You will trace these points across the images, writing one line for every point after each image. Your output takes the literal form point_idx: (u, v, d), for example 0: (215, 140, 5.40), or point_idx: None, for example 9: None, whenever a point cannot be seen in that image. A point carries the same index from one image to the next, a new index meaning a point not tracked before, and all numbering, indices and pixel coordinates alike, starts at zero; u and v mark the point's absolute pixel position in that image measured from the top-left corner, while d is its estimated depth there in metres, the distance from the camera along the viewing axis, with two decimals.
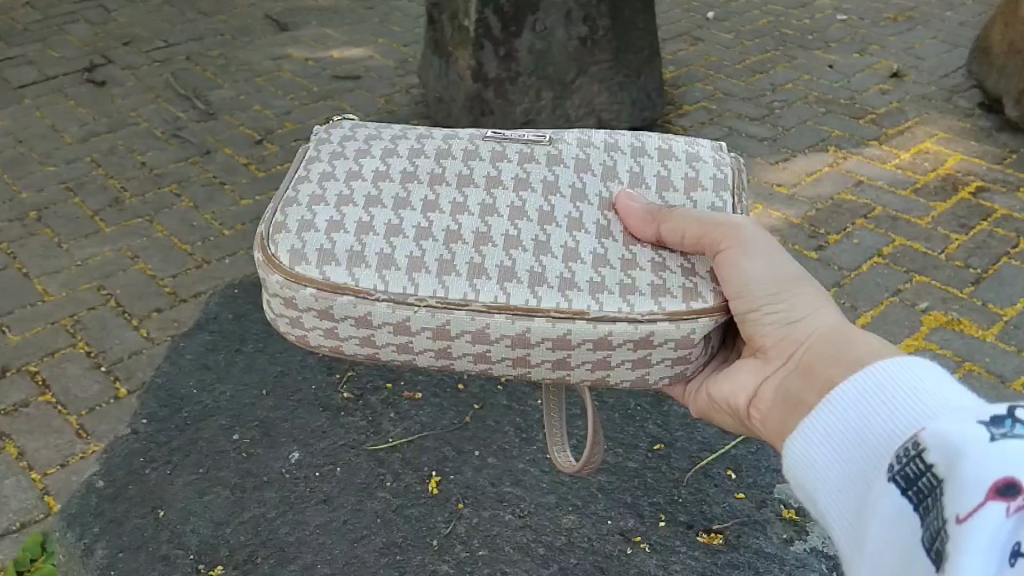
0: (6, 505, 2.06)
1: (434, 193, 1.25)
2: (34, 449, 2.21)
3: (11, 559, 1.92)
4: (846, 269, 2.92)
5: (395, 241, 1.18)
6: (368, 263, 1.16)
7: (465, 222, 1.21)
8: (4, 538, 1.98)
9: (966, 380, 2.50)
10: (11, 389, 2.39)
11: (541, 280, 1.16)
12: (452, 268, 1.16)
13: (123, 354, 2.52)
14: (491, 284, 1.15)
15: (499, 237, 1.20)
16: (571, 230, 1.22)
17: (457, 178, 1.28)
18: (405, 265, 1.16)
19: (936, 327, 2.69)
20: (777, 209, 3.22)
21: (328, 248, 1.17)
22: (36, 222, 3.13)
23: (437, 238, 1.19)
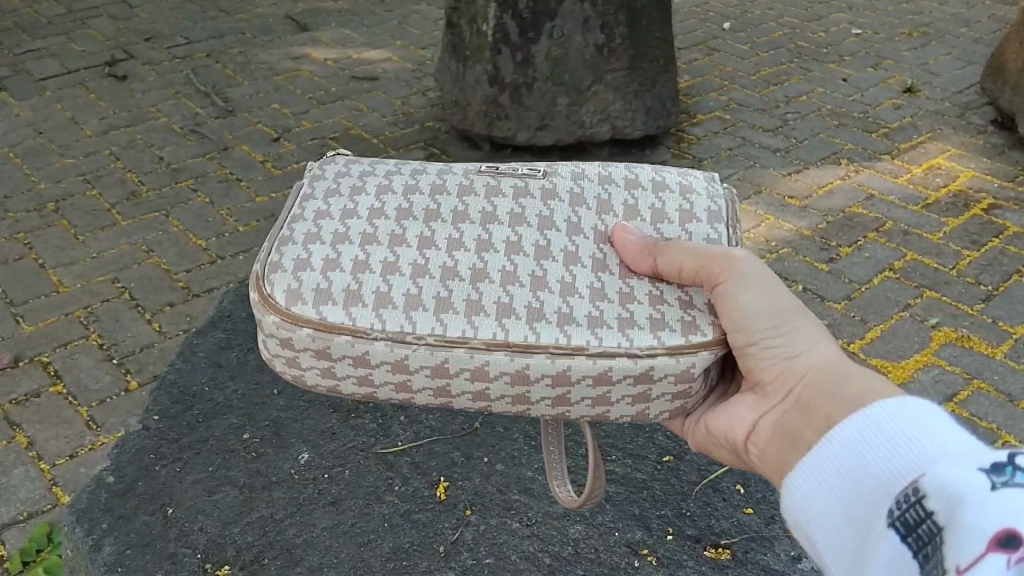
0: (16, 494, 2.07)
1: (431, 228, 1.25)
2: (44, 439, 2.22)
3: (17, 549, 1.94)
4: (857, 283, 2.92)
5: (393, 276, 1.18)
6: (364, 300, 1.16)
7: (464, 256, 1.22)
8: (11, 528, 1.99)
9: (974, 398, 2.48)
10: (23, 379, 2.41)
11: (538, 315, 1.16)
12: (449, 302, 1.16)
13: (135, 347, 2.53)
14: (488, 319, 1.15)
15: (499, 273, 1.20)
16: (569, 263, 1.22)
17: (454, 212, 1.28)
18: (402, 301, 1.16)
19: (945, 343, 2.68)
20: (788, 220, 3.23)
21: (324, 287, 1.17)
22: (54, 213, 3.16)
23: (436, 273, 1.19)
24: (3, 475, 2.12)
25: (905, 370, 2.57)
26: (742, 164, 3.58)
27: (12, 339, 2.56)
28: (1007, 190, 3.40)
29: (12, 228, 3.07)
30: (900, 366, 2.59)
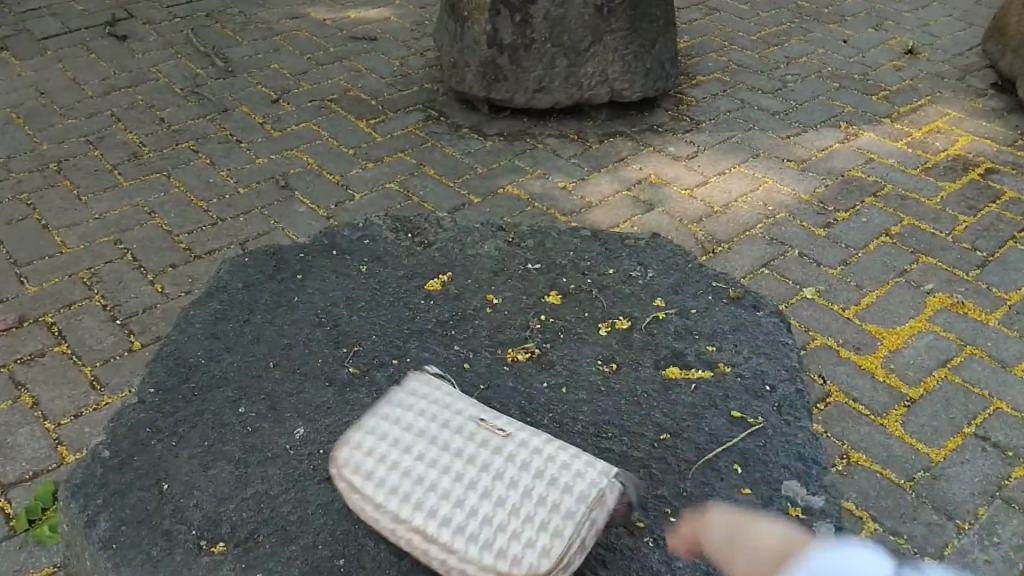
0: (23, 452, 2.13)
1: (493, 457, 1.26)
2: (49, 398, 2.27)
3: (23, 507, 1.99)
4: (853, 248, 2.90)
5: (435, 480, 1.24)
6: (398, 491, 1.24)
7: (495, 493, 1.22)
8: (17, 487, 2.05)
9: (967, 364, 2.49)
10: (28, 338, 2.44)
11: (517, 556, 1.17)
12: (454, 525, 1.20)
13: (138, 307, 2.55)
14: (474, 548, 1.18)
15: (515, 515, 1.19)
16: (567, 530, 1.18)
17: (530, 449, 1.27)
18: (425, 505, 1.22)
19: (940, 309, 2.67)
20: (786, 183, 3.20)
21: (385, 460, 1.27)
22: (56, 173, 3.13)
23: (463, 496, 1.22)
24: (10, 434, 2.17)
25: (899, 336, 2.58)
26: (741, 127, 3.54)
27: (18, 299, 2.57)
28: (1005, 154, 3.36)
29: (14, 188, 3.04)
30: (895, 332, 2.60)
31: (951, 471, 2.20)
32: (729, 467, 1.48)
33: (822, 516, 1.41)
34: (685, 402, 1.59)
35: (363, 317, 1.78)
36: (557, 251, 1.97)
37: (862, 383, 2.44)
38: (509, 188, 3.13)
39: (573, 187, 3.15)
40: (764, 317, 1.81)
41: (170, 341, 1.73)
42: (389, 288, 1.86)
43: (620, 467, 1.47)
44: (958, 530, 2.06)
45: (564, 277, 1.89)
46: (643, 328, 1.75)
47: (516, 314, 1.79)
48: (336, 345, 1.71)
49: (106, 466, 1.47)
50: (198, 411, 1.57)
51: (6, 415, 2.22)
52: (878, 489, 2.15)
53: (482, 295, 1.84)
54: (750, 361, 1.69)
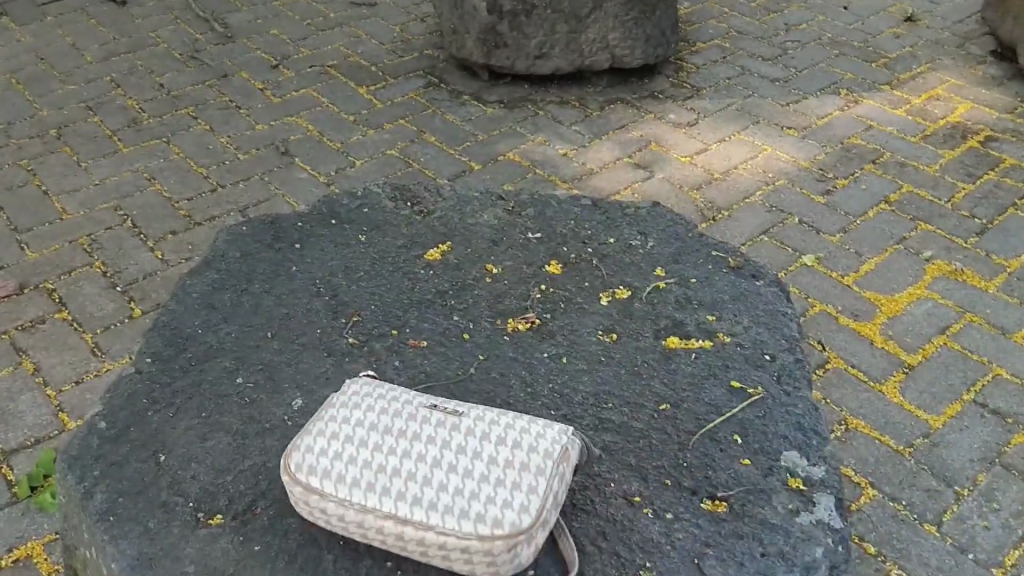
0: (25, 419, 2.13)
1: (452, 434, 1.23)
2: (50, 365, 2.26)
3: (25, 474, 2.01)
4: (852, 215, 2.88)
5: (397, 466, 1.19)
6: (360, 483, 1.18)
7: (461, 467, 1.19)
8: (19, 454, 2.06)
9: (967, 331, 2.48)
10: (28, 305, 2.43)
11: (490, 529, 1.13)
12: (426, 503, 1.16)
13: (138, 275, 2.54)
14: (452, 520, 1.14)
15: (481, 480, 1.18)
16: (541, 486, 1.17)
17: (485, 420, 1.25)
18: (392, 491, 1.17)
19: (938, 276, 2.66)
20: (786, 150, 3.17)
21: (338, 454, 1.21)
22: (56, 139, 3.10)
23: (430, 475, 1.18)
24: (11, 400, 2.17)
25: (898, 303, 2.57)
26: (741, 94, 3.49)
27: (18, 265, 2.56)
28: (1005, 122, 3.32)
29: (14, 154, 3.02)
30: (893, 299, 2.58)
31: (949, 439, 2.19)
32: (729, 437, 1.47)
33: (821, 487, 1.41)
34: (686, 372, 1.58)
35: (362, 286, 1.77)
36: (557, 220, 1.94)
37: (861, 350, 2.43)
38: (509, 155, 3.10)
39: (574, 154, 3.12)
40: (764, 287, 1.79)
41: (167, 311, 1.72)
42: (388, 258, 1.84)
43: (621, 437, 1.46)
44: (956, 497, 2.06)
45: (565, 246, 1.87)
46: (644, 298, 1.73)
47: (516, 284, 1.77)
48: (334, 315, 1.70)
49: (103, 436, 1.46)
50: (195, 381, 1.56)
51: (8, 382, 2.22)
52: (876, 457, 2.15)
53: (482, 264, 1.82)
54: (750, 332, 1.67)
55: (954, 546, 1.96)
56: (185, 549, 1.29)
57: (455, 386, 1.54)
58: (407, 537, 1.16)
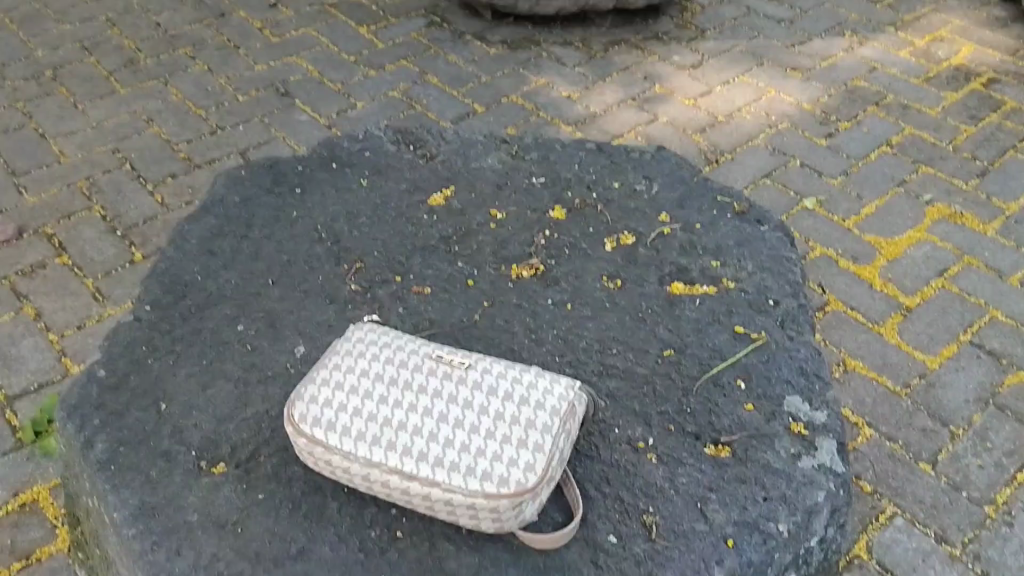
0: (27, 364, 2.13)
1: (458, 388, 1.22)
2: (52, 310, 2.25)
3: (30, 418, 2.02)
4: (854, 157, 2.84)
5: (403, 419, 1.18)
6: (366, 436, 1.18)
7: (468, 423, 1.18)
8: (23, 398, 2.06)
9: (965, 274, 2.48)
10: (28, 250, 2.41)
11: (495, 485, 1.13)
12: (431, 458, 1.15)
13: (138, 219, 2.51)
14: (458, 477, 1.14)
15: (487, 436, 1.17)
16: (547, 444, 1.17)
17: (492, 372, 1.24)
18: (398, 445, 1.16)
19: (939, 219, 2.64)
20: (790, 93, 3.11)
21: (343, 406, 1.20)
22: (53, 81, 3.04)
23: (437, 430, 1.17)
24: (13, 345, 2.17)
25: (897, 246, 2.55)
26: (746, 35, 3.42)
27: (17, 210, 2.53)
28: (1008, 65, 3.26)
29: (11, 97, 2.96)
30: (893, 243, 2.57)
31: (945, 379, 2.22)
32: (732, 382, 1.46)
33: (824, 431, 1.40)
34: (690, 317, 1.56)
35: (363, 232, 1.74)
36: (562, 165, 1.91)
37: (860, 293, 2.43)
38: (511, 97, 3.05)
39: (578, 96, 3.07)
40: (770, 231, 1.77)
41: (167, 256, 1.69)
42: (390, 204, 1.81)
43: (625, 383, 1.45)
44: (951, 437, 2.10)
45: (570, 191, 1.84)
46: (649, 243, 1.71)
47: (520, 230, 1.74)
48: (336, 262, 1.67)
49: (103, 385, 1.45)
50: (196, 329, 1.54)
51: (9, 327, 2.21)
52: (872, 397, 2.18)
53: (485, 210, 1.80)
54: (756, 277, 1.66)
55: (949, 485, 2.02)
56: (188, 497, 1.29)
57: (459, 333, 1.53)
58: (412, 492, 1.16)
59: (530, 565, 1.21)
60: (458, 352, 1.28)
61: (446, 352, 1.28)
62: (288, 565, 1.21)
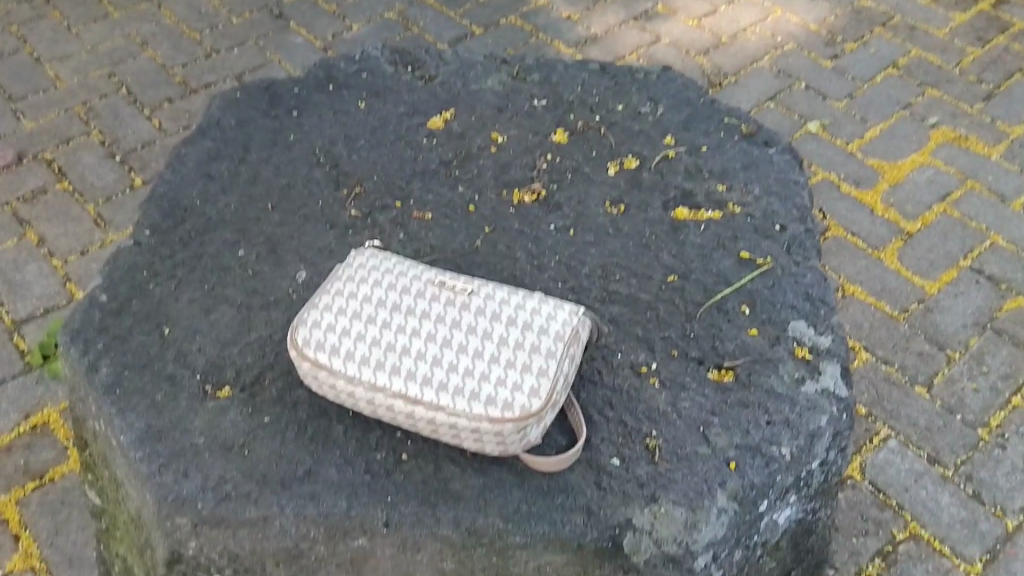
0: (32, 289, 2.17)
1: (461, 313, 1.21)
2: (54, 235, 2.27)
3: (37, 343, 2.07)
4: (859, 80, 2.79)
5: (406, 344, 1.18)
6: (370, 361, 1.18)
7: (471, 347, 1.18)
8: (30, 323, 2.12)
9: (967, 198, 2.45)
10: (28, 176, 2.40)
11: (499, 409, 1.14)
12: (435, 383, 1.16)
13: (137, 144, 2.49)
14: (462, 401, 1.14)
15: (490, 360, 1.17)
16: (551, 368, 1.17)
17: (495, 298, 1.23)
18: (402, 370, 1.17)
19: (943, 143, 2.60)
20: (797, 13, 3.04)
21: (346, 331, 1.20)
22: (44, 3, 2.97)
23: (440, 355, 1.17)
24: (18, 270, 2.20)
25: (901, 171, 2.53)
26: None
27: (14, 135, 2.50)
28: None
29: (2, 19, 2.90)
30: (896, 167, 2.54)
31: (943, 304, 2.22)
32: (736, 308, 1.45)
33: (827, 356, 1.40)
34: (695, 243, 1.55)
35: (363, 156, 1.72)
36: (564, 87, 1.88)
37: (861, 218, 2.41)
38: (512, 18, 2.98)
39: (579, 17, 2.99)
40: (775, 155, 1.75)
41: (165, 181, 1.67)
42: (389, 127, 1.78)
43: (628, 309, 1.45)
44: (947, 361, 2.12)
45: (572, 114, 1.81)
46: (653, 168, 1.69)
47: (522, 154, 1.72)
48: (335, 187, 1.65)
49: (105, 310, 1.45)
50: (196, 254, 1.53)
51: (13, 253, 2.23)
52: (870, 321, 2.19)
53: (486, 133, 1.77)
54: (761, 202, 1.64)
55: (944, 408, 2.04)
56: (194, 421, 1.29)
57: (461, 259, 1.52)
58: (417, 416, 1.17)
59: (533, 487, 1.22)
60: (461, 277, 1.27)
61: (448, 277, 1.27)
62: (295, 487, 1.22)
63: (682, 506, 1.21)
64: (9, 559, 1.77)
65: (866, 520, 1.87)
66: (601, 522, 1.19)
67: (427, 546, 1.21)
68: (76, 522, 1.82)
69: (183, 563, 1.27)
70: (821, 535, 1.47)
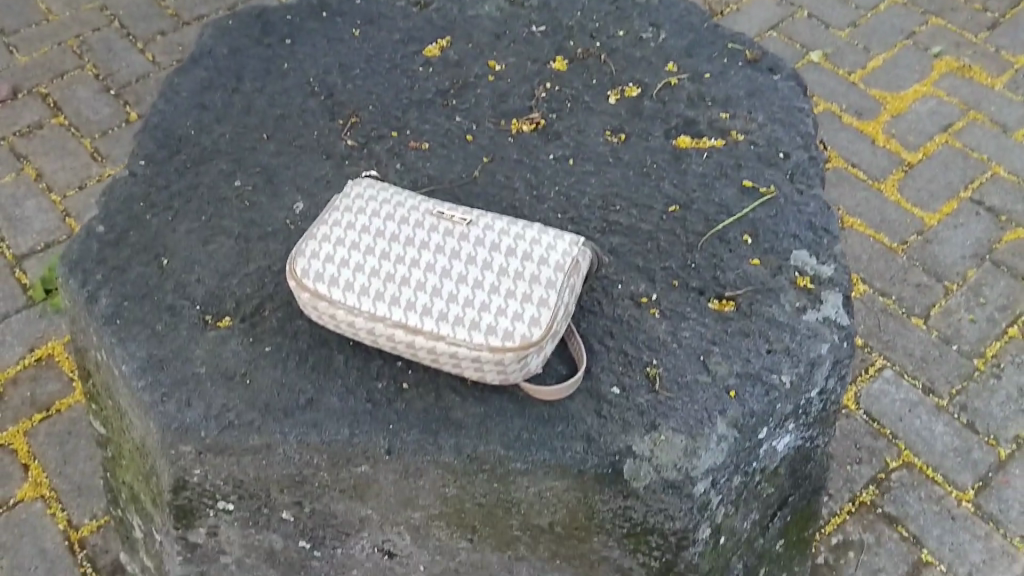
0: (32, 224, 2.17)
1: (461, 244, 1.21)
2: (52, 170, 2.26)
3: (39, 277, 2.08)
4: (863, 8, 2.74)
5: (406, 275, 1.18)
6: (370, 291, 1.17)
7: (471, 278, 1.17)
8: (30, 258, 2.12)
9: (968, 129, 2.43)
10: (24, 111, 2.37)
11: (500, 338, 1.14)
12: (435, 313, 1.15)
13: (132, 78, 2.45)
14: (462, 331, 1.14)
15: (491, 291, 1.16)
16: (551, 298, 1.16)
17: (494, 228, 1.22)
18: (401, 300, 1.16)
19: (946, 73, 2.57)
20: None
21: (344, 262, 1.19)
22: None
23: (440, 285, 1.17)
24: (17, 206, 2.20)
25: (903, 101, 2.50)
26: None
27: (8, 69, 2.46)
28: None
29: None
30: (898, 97, 2.51)
31: (942, 236, 2.22)
32: (738, 238, 1.44)
33: (829, 285, 1.40)
34: (696, 172, 1.54)
35: (358, 85, 1.69)
36: (563, 14, 1.84)
37: (862, 150, 2.39)
38: None
39: None
40: (777, 83, 1.72)
41: (158, 111, 1.64)
42: (385, 54, 1.75)
43: (628, 239, 1.44)
44: (945, 292, 2.12)
45: (571, 41, 1.77)
46: (654, 96, 1.66)
47: (520, 82, 1.69)
48: (331, 116, 1.63)
49: (102, 241, 1.44)
50: (192, 185, 1.52)
51: (11, 189, 2.22)
52: (869, 253, 2.18)
53: (483, 61, 1.73)
54: (765, 130, 1.62)
55: (940, 339, 2.05)
56: (195, 350, 1.30)
57: (460, 189, 1.50)
58: (417, 346, 1.17)
59: (534, 415, 1.23)
60: (460, 208, 1.26)
61: (448, 207, 1.26)
62: (297, 415, 1.23)
63: (682, 433, 1.22)
64: (19, 488, 1.81)
65: (860, 448, 1.90)
66: (602, 449, 1.21)
67: (429, 472, 1.22)
68: (83, 452, 1.86)
69: (188, 489, 1.28)
70: (819, 462, 1.48)
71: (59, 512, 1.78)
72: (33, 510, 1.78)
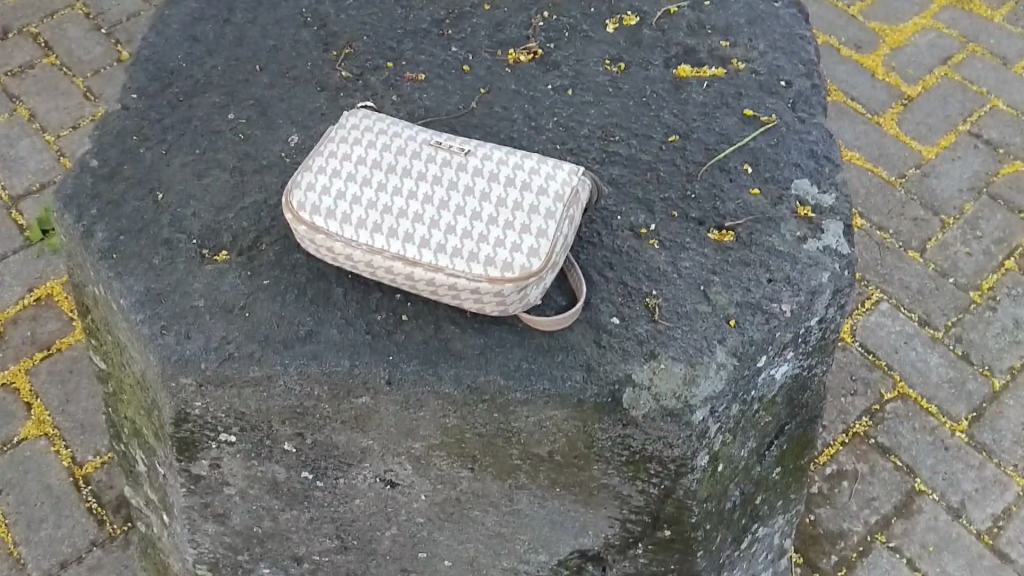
0: (27, 164, 2.15)
1: (458, 175, 1.19)
2: (46, 111, 2.22)
3: (35, 218, 2.06)
4: None
5: (403, 207, 1.17)
6: (367, 224, 1.16)
7: (469, 209, 1.16)
8: (26, 199, 2.10)
9: (968, 62, 2.39)
10: (15, 50, 2.33)
11: (498, 270, 1.13)
12: (433, 244, 1.15)
13: (123, 15, 2.40)
14: (461, 262, 1.14)
15: (489, 222, 1.15)
16: (551, 229, 1.15)
17: (492, 160, 1.21)
18: (399, 232, 1.15)
19: (946, 5, 2.52)
20: None
21: (341, 195, 1.18)
22: None
23: (438, 216, 1.16)
24: (11, 147, 2.17)
25: (902, 34, 2.45)
26: None
27: None
28: None
29: None
30: (898, 30, 2.46)
31: (940, 169, 2.20)
32: (739, 167, 1.43)
33: (831, 215, 1.39)
34: (697, 102, 1.52)
35: (351, 15, 1.65)
36: None
37: (861, 83, 2.36)
38: None
39: None
40: (778, 11, 1.68)
41: (149, 44, 1.61)
42: None
43: (627, 170, 1.42)
44: (942, 225, 2.11)
45: None
46: (654, 24, 1.63)
47: (516, 11, 1.65)
48: (324, 48, 1.60)
49: (96, 176, 1.42)
50: (185, 118, 1.49)
51: (4, 129, 2.20)
52: (868, 187, 2.17)
53: None
54: (767, 58, 1.59)
55: (937, 273, 2.05)
56: (193, 284, 1.29)
57: (456, 122, 1.48)
58: (416, 278, 1.16)
59: (533, 345, 1.23)
60: (457, 139, 1.24)
61: (445, 138, 1.24)
62: (297, 347, 1.23)
63: (681, 362, 1.23)
64: (22, 426, 1.82)
65: (855, 380, 1.91)
66: (601, 378, 1.21)
67: (429, 402, 1.23)
68: (84, 390, 1.87)
69: (189, 423, 1.29)
70: (816, 392, 1.49)
71: (63, 449, 1.80)
72: (36, 448, 1.80)
